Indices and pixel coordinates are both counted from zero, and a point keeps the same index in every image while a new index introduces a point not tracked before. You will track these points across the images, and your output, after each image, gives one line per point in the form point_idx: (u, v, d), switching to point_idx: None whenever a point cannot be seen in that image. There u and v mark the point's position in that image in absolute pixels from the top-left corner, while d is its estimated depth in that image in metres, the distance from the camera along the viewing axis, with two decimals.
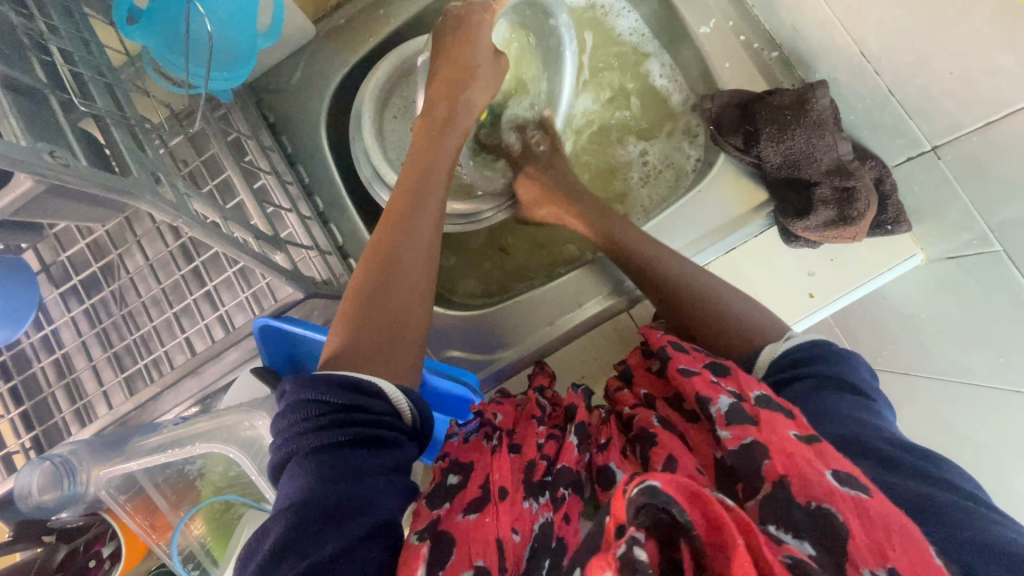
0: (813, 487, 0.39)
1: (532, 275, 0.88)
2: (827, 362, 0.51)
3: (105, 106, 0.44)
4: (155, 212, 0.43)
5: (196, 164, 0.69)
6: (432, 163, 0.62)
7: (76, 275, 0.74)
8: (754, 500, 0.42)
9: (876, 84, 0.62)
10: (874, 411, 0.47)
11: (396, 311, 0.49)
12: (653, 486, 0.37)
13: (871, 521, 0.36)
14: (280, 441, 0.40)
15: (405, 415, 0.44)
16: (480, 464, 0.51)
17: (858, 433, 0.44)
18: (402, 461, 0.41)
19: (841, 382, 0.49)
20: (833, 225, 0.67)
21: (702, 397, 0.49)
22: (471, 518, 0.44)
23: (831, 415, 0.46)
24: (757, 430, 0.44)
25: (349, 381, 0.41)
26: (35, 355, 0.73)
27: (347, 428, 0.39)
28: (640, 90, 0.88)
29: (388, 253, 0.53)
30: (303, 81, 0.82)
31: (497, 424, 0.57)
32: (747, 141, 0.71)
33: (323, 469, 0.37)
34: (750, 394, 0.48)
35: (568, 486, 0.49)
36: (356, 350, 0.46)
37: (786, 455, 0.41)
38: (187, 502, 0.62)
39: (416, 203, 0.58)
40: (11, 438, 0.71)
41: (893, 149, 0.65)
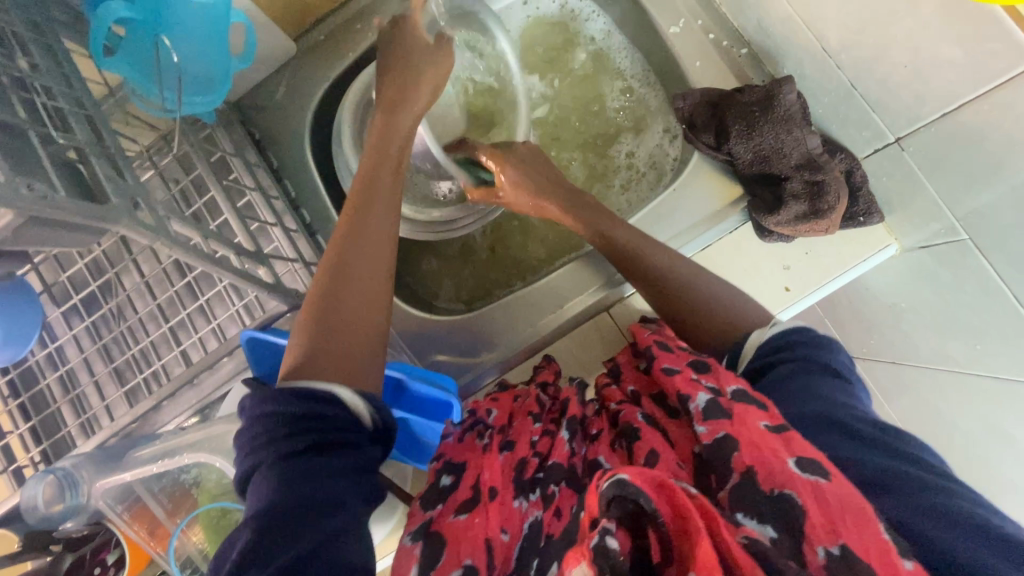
0: (777, 474, 0.40)
1: (518, 278, 0.90)
2: (807, 346, 0.51)
3: (84, 136, 0.47)
4: (134, 235, 0.46)
5: (185, 182, 0.71)
6: (381, 165, 0.62)
7: (77, 294, 0.77)
8: (724, 490, 0.43)
9: (840, 78, 0.62)
10: (850, 392, 0.48)
11: (351, 314, 0.51)
12: (621, 479, 0.39)
13: (827, 503, 0.37)
14: (242, 455, 0.42)
15: (365, 419, 0.46)
16: (473, 464, 0.53)
17: (837, 417, 0.45)
18: (362, 462, 0.43)
19: (823, 365, 0.50)
20: (804, 219, 0.67)
21: (681, 394, 0.50)
22: (461, 519, 0.48)
23: (806, 397, 0.47)
24: (730, 423, 0.45)
25: (302, 393, 0.44)
26: (42, 372, 0.77)
27: (302, 437, 0.42)
28: (617, 90, 0.89)
29: (341, 261, 0.54)
30: (287, 97, 0.84)
31: (490, 423, 0.60)
32: (719, 140, 0.72)
33: (282, 479, 0.39)
34: (726, 389, 0.48)
35: (559, 482, 0.50)
36: (313, 357, 0.47)
37: (754, 447, 0.42)
38: (184, 509, 0.65)
39: (367, 205, 0.59)
40: (21, 452, 0.74)
41: (861, 141, 0.65)
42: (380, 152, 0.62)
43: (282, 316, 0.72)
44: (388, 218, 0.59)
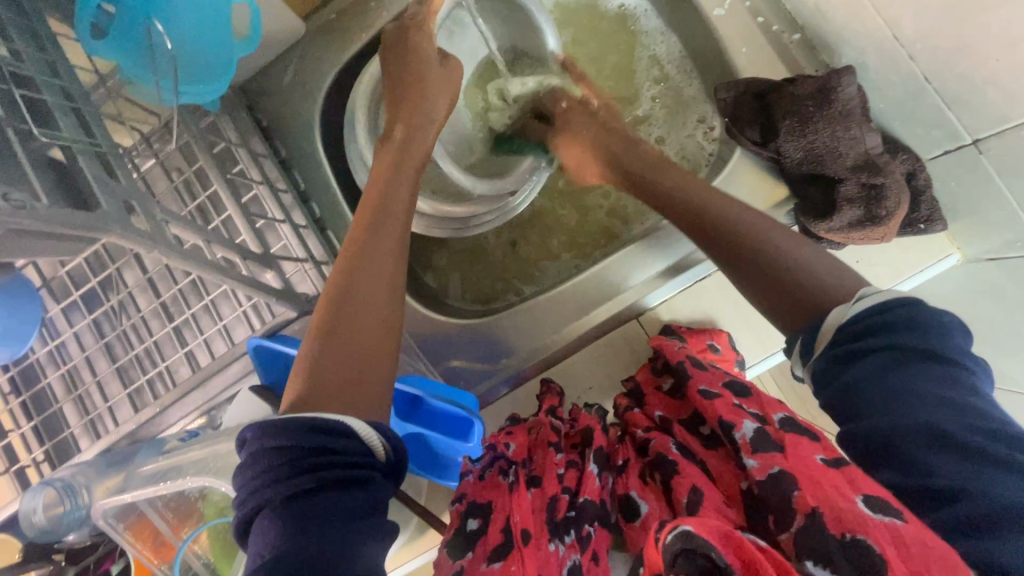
0: (846, 517, 0.37)
1: (539, 278, 0.85)
2: (903, 326, 0.39)
3: (70, 133, 0.42)
4: (129, 243, 0.41)
5: (188, 174, 0.67)
6: (394, 179, 0.59)
7: (77, 289, 0.71)
8: (786, 533, 0.41)
9: (911, 70, 0.56)
10: (961, 383, 0.37)
11: (361, 337, 0.47)
12: (688, 531, 0.38)
13: (908, 552, 0.32)
14: (247, 494, 0.38)
15: (379, 452, 0.41)
16: (501, 506, 0.50)
17: (934, 414, 0.36)
18: (375, 499, 0.39)
19: (924, 352, 0.38)
20: (859, 226, 0.62)
21: (725, 422, 0.49)
22: (495, 568, 0.44)
23: (899, 403, 0.37)
24: (783, 458, 0.44)
25: (310, 424, 0.39)
26: (42, 370, 0.71)
27: (312, 475, 0.37)
28: (650, 77, 0.83)
29: (348, 284, 0.50)
30: (296, 81, 0.79)
31: (509, 456, 0.56)
32: (765, 136, 0.66)
33: (293, 522, 0.36)
34: (772, 416, 0.48)
35: (593, 521, 0.48)
36: (319, 391, 0.43)
37: (815, 486, 0.40)
38: (190, 523, 0.61)
39: (380, 219, 0.55)
40: (23, 453, 0.70)
41: (928, 141, 0.59)
42: (393, 170, 0.60)
43: (289, 323, 0.67)
44: (400, 239, 0.55)
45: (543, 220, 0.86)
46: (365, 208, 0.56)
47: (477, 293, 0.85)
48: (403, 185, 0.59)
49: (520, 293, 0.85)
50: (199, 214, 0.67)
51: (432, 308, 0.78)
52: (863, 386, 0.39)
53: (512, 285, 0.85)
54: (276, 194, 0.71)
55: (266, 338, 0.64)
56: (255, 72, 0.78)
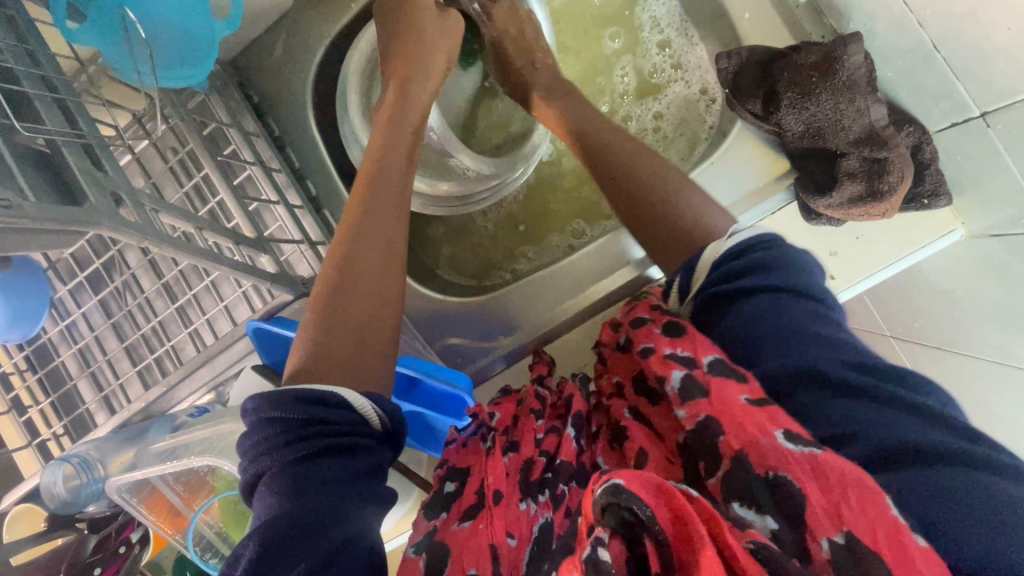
0: (767, 454, 0.35)
1: (536, 256, 0.85)
2: (773, 268, 0.44)
3: (55, 125, 0.42)
4: (120, 235, 0.42)
5: (181, 155, 0.67)
6: (391, 151, 0.58)
7: (82, 271, 0.73)
8: (715, 479, 0.38)
9: (920, 38, 0.54)
10: (828, 318, 0.42)
11: (360, 314, 0.48)
12: (616, 485, 0.33)
13: (828, 482, 0.32)
14: (247, 462, 0.40)
15: (374, 421, 0.43)
16: (477, 469, 0.51)
17: (816, 352, 0.39)
18: (370, 466, 0.41)
19: (795, 290, 0.43)
20: (859, 202, 0.60)
21: (654, 376, 0.43)
22: (465, 527, 0.46)
23: (779, 339, 0.40)
24: (708, 402, 0.39)
25: (307, 396, 0.41)
26: (55, 349, 0.73)
27: (310, 443, 0.39)
28: (651, 42, 0.79)
29: (346, 254, 0.51)
30: (285, 56, 0.77)
31: (493, 424, 0.57)
32: (767, 107, 0.64)
33: (290, 486, 0.37)
34: (701, 360, 0.41)
35: (569, 481, 0.48)
36: (321, 362, 0.45)
37: (738, 426, 0.37)
38: (201, 495, 0.64)
39: (376, 193, 0.55)
40: (44, 427, 0.72)
41: (935, 112, 0.57)
42: (390, 140, 0.59)
43: (288, 305, 0.68)
44: (396, 208, 0.55)
45: (540, 194, 0.85)
46: (361, 181, 0.56)
47: (468, 270, 0.86)
48: (398, 159, 0.59)
49: (515, 270, 0.85)
50: (195, 194, 0.68)
51: (427, 285, 0.79)
52: (756, 324, 0.42)
53: (505, 264, 0.85)
54: (270, 173, 0.71)
55: (265, 319, 0.65)
56: (244, 45, 0.76)
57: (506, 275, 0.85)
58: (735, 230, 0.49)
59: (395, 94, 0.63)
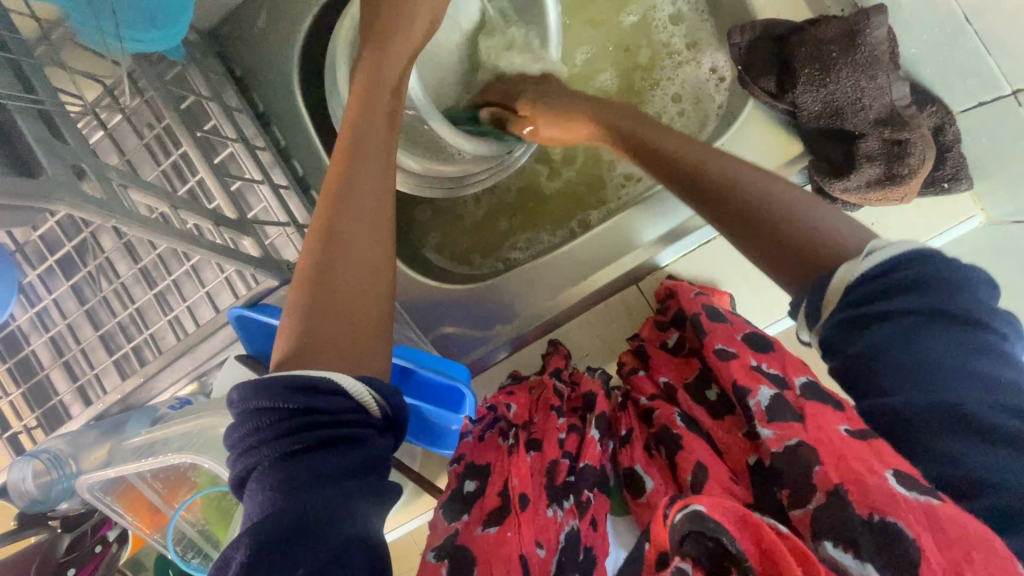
0: (875, 496, 0.33)
1: (534, 242, 0.81)
2: (929, 287, 0.33)
3: (6, 88, 0.38)
4: (83, 212, 0.38)
5: (158, 130, 0.63)
6: (370, 114, 0.52)
7: (52, 255, 0.68)
8: (801, 510, 0.37)
9: (949, 10, 0.51)
10: (995, 349, 0.32)
11: (349, 290, 0.44)
12: (699, 511, 0.32)
13: (947, 538, 0.28)
14: (236, 455, 0.37)
15: (372, 409, 0.39)
16: (497, 469, 0.49)
17: (975, 396, 0.31)
18: (370, 458, 0.37)
19: (953, 316, 0.32)
20: (876, 186, 0.57)
21: (739, 386, 0.45)
22: (491, 533, 0.42)
23: (925, 383, 0.32)
24: (803, 428, 0.40)
25: (294, 384, 0.37)
26: (26, 338, 0.69)
27: (304, 434, 0.36)
28: (656, 19, 0.76)
29: (329, 222, 0.46)
30: (270, 26, 0.72)
31: (511, 418, 0.55)
32: (782, 86, 0.60)
33: (282, 482, 0.34)
34: (793, 381, 0.43)
35: (593, 487, 0.48)
36: (306, 347, 0.41)
37: (841, 461, 0.36)
38: (182, 493, 0.61)
39: (358, 154, 0.49)
40: (14, 420, 0.68)
41: (960, 91, 0.54)
42: (368, 98, 0.53)
43: (273, 291, 0.64)
44: (382, 179, 0.49)
45: (538, 176, 0.82)
46: (339, 150, 0.50)
47: (459, 255, 0.82)
48: (379, 118, 0.53)
49: (508, 260, 0.81)
50: (174, 172, 0.63)
51: (420, 272, 0.75)
52: (894, 361, 0.32)
53: (500, 251, 0.81)
54: (253, 151, 0.66)
55: (249, 307, 0.61)
56: (225, 13, 0.71)
57: (500, 265, 0.81)
58: (871, 243, 0.36)
59: (365, 66, 0.57)
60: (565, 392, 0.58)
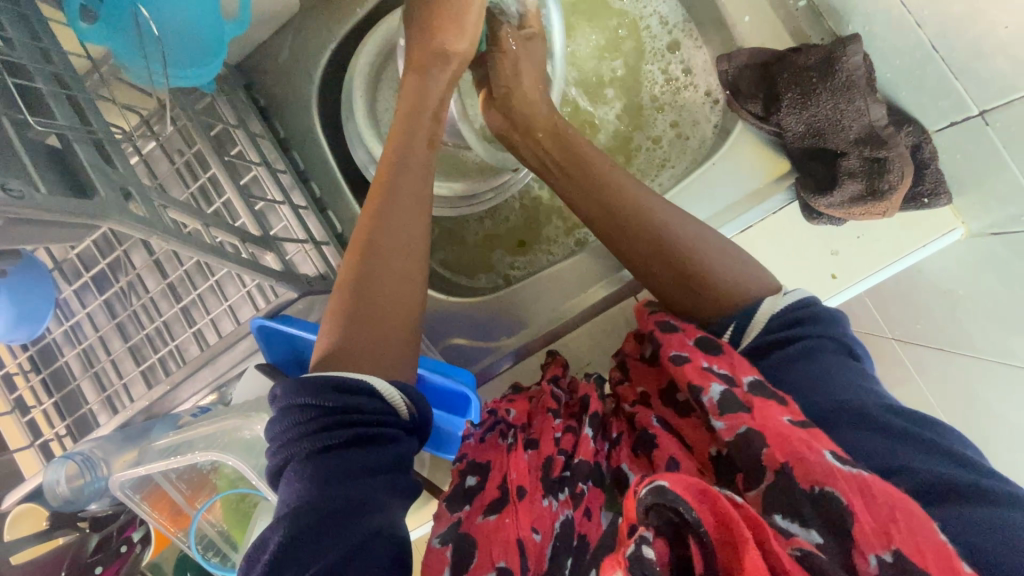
0: (815, 471, 0.37)
1: (534, 256, 0.85)
2: (818, 319, 0.48)
3: (66, 120, 0.43)
4: (128, 229, 0.42)
5: (188, 156, 0.68)
6: (406, 144, 0.58)
7: (87, 271, 0.73)
8: (755, 490, 0.40)
9: (918, 38, 0.55)
10: (860, 371, 0.46)
11: (384, 303, 0.48)
12: (660, 486, 0.36)
13: (876, 501, 0.35)
14: (275, 446, 0.41)
15: (401, 408, 0.44)
16: (497, 465, 0.53)
17: (864, 400, 0.43)
18: (397, 455, 0.41)
19: (834, 342, 0.47)
20: (860, 201, 0.61)
21: (692, 385, 0.46)
22: (490, 520, 0.47)
23: (826, 387, 0.44)
24: (750, 417, 0.42)
25: (334, 383, 0.41)
26: (60, 349, 0.73)
27: (340, 430, 0.40)
28: (651, 47, 0.81)
29: (370, 241, 0.51)
30: (292, 59, 0.78)
31: (510, 421, 0.58)
32: (768, 109, 0.64)
33: (320, 471, 0.38)
34: (741, 379, 0.44)
35: (587, 480, 0.50)
36: (344, 349, 0.45)
37: (783, 441, 0.39)
38: (204, 494, 0.64)
39: (396, 182, 0.55)
40: (47, 427, 0.72)
41: (934, 112, 0.58)
42: (409, 128, 0.60)
43: (292, 303, 0.68)
44: (416, 204, 0.55)
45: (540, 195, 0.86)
46: (379, 176, 0.56)
47: (461, 268, 0.86)
48: (417, 145, 0.59)
49: (507, 275, 0.85)
50: (201, 195, 0.68)
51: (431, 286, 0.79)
52: (790, 365, 0.46)
53: (501, 265, 0.86)
54: (275, 174, 0.71)
55: (269, 317, 0.65)
56: (251, 48, 0.77)
57: (500, 280, 0.85)
58: (784, 286, 0.52)
59: (408, 90, 0.63)
60: (563, 398, 0.60)
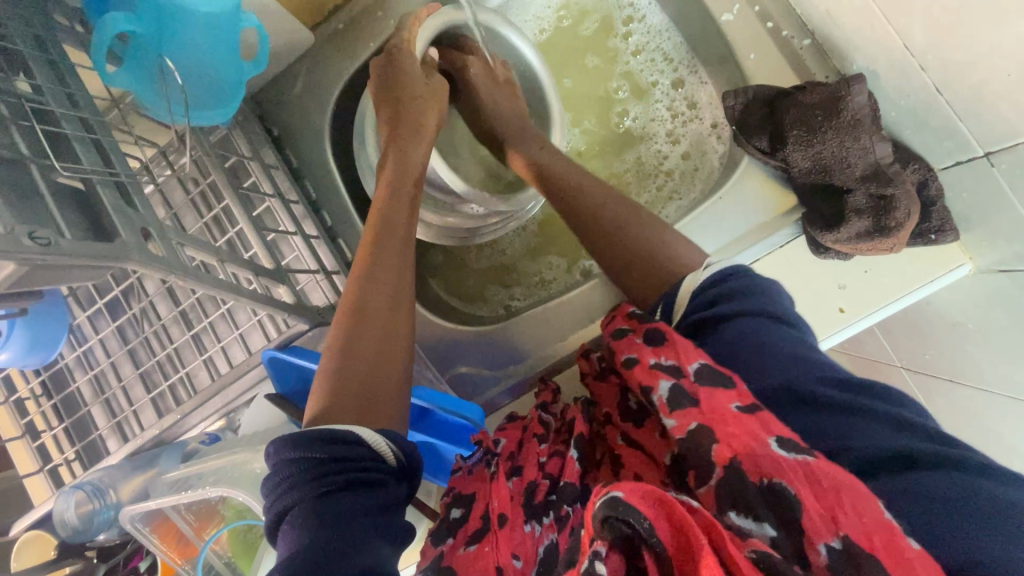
0: (762, 460, 0.36)
1: (537, 285, 0.86)
2: (747, 294, 0.46)
3: (90, 164, 0.44)
4: (146, 270, 0.43)
5: (203, 187, 0.70)
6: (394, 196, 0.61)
7: (101, 297, 0.74)
8: (706, 487, 0.38)
9: (922, 81, 0.55)
10: (800, 341, 0.44)
11: (374, 355, 0.50)
12: (615, 497, 0.35)
13: (821, 486, 0.33)
14: (270, 501, 0.40)
15: (389, 457, 0.44)
16: (482, 495, 0.53)
17: (796, 374, 0.40)
18: (387, 500, 0.41)
19: (766, 314, 0.44)
20: (867, 238, 0.61)
21: (642, 387, 0.44)
22: (471, 550, 0.48)
23: (762, 367, 0.41)
24: (700, 413, 0.40)
25: (325, 433, 0.42)
26: (71, 374, 0.74)
27: (332, 477, 0.40)
28: (657, 80, 0.82)
29: (359, 295, 0.53)
30: (305, 91, 0.80)
31: (497, 450, 0.59)
32: (773, 145, 0.65)
33: (314, 520, 0.38)
34: (687, 368, 0.42)
35: (573, 502, 0.49)
36: (335, 403, 0.46)
37: (731, 437, 0.37)
38: (212, 524, 0.65)
39: (384, 235, 0.58)
40: (57, 453, 0.73)
41: (940, 151, 0.59)
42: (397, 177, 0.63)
43: (303, 333, 0.69)
44: (399, 264, 0.57)
45: (549, 224, 0.87)
46: (367, 233, 0.59)
47: (464, 296, 0.87)
48: (404, 193, 0.62)
49: (509, 306, 0.86)
50: (215, 224, 0.70)
51: (439, 315, 0.79)
52: (733, 352, 0.43)
53: (502, 295, 0.87)
54: (288, 206, 0.73)
55: (280, 349, 0.66)
56: (266, 80, 0.79)
57: (501, 310, 0.86)
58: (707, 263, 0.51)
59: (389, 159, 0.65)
60: (552, 424, 0.61)
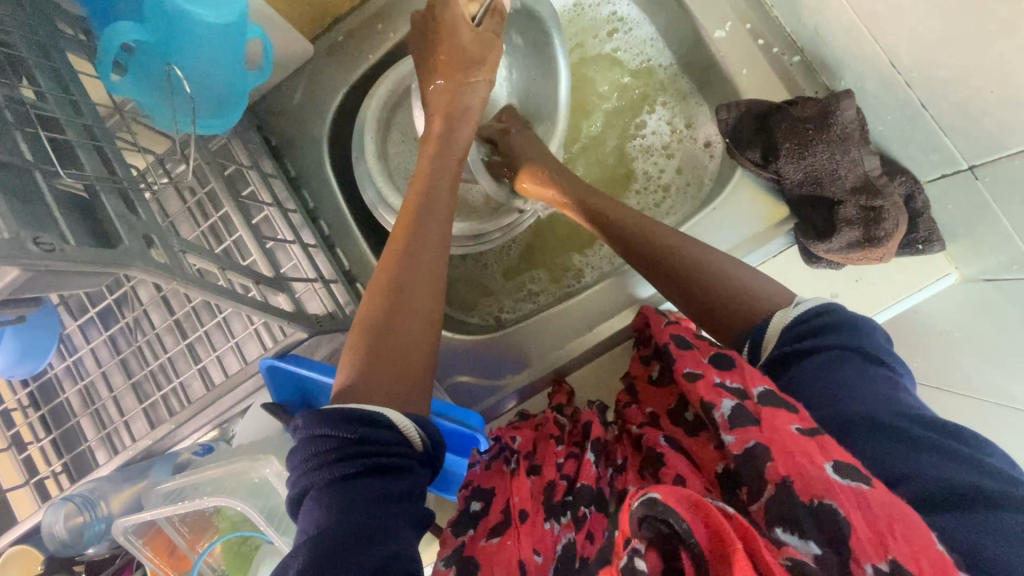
0: (814, 483, 0.39)
1: (533, 294, 0.87)
2: (836, 331, 0.49)
3: (93, 171, 0.44)
4: (151, 276, 0.43)
5: (201, 195, 0.69)
6: (431, 185, 0.62)
7: (93, 306, 0.72)
8: (757, 503, 0.43)
9: (908, 96, 0.58)
10: (893, 380, 0.47)
11: (403, 339, 0.50)
12: (654, 498, 0.38)
13: (873, 512, 0.36)
14: (296, 476, 0.41)
15: (416, 441, 0.44)
16: (502, 491, 0.58)
17: (878, 408, 0.44)
18: (409, 487, 0.42)
19: (856, 352, 0.48)
20: (857, 246, 0.63)
21: (704, 402, 0.50)
22: (494, 542, 0.52)
23: (850, 397, 0.45)
24: (758, 431, 0.45)
25: (356, 416, 0.42)
26: (60, 384, 0.72)
27: (358, 460, 0.40)
28: (651, 92, 0.84)
29: (394, 275, 0.53)
30: (304, 101, 0.80)
31: (515, 448, 0.63)
32: (766, 157, 0.67)
33: (336, 503, 0.39)
34: (752, 391, 0.48)
35: (589, 504, 0.54)
36: (364, 384, 0.47)
37: (787, 455, 0.42)
38: (206, 536, 0.63)
39: (421, 219, 0.58)
40: (43, 465, 0.71)
41: (926, 164, 0.61)
42: (435, 169, 0.63)
43: (300, 342, 0.68)
44: (436, 252, 0.57)
45: (545, 233, 0.88)
46: (403, 216, 0.59)
47: (460, 304, 0.87)
48: (441, 185, 0.62)
49: (499, 316, 0.86)
50: (211, 233, 0.70)
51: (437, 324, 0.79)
52: (818, 380, 0.47)
53: (496, 305, 0.87)
54: (286, 214, 0.73)
55: (279, 357, 0.65)
56: (265, 91, 0.79)
57: (491, 320, 0.86)
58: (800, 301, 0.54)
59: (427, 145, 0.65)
60: (567, 426, 0.65)
